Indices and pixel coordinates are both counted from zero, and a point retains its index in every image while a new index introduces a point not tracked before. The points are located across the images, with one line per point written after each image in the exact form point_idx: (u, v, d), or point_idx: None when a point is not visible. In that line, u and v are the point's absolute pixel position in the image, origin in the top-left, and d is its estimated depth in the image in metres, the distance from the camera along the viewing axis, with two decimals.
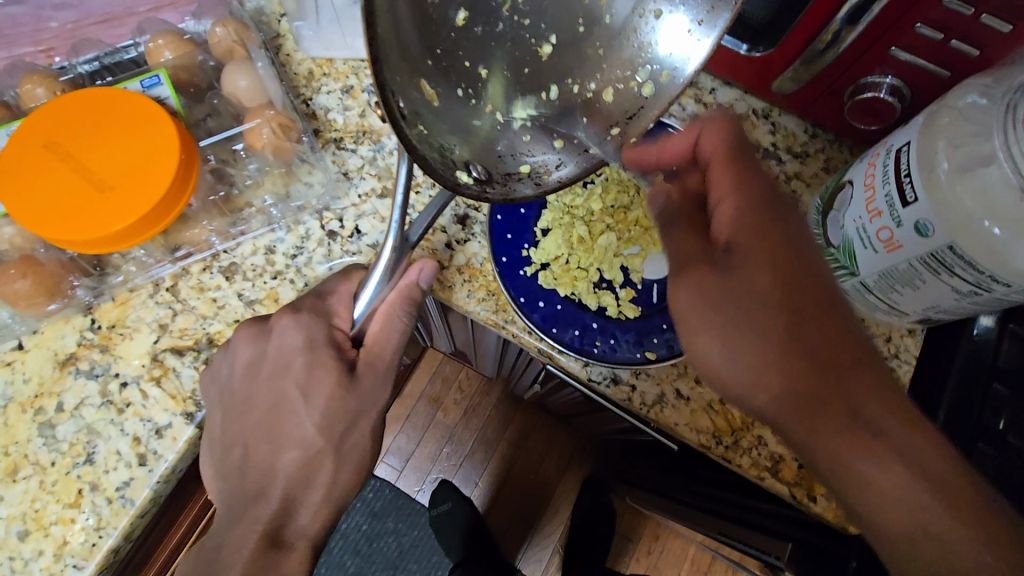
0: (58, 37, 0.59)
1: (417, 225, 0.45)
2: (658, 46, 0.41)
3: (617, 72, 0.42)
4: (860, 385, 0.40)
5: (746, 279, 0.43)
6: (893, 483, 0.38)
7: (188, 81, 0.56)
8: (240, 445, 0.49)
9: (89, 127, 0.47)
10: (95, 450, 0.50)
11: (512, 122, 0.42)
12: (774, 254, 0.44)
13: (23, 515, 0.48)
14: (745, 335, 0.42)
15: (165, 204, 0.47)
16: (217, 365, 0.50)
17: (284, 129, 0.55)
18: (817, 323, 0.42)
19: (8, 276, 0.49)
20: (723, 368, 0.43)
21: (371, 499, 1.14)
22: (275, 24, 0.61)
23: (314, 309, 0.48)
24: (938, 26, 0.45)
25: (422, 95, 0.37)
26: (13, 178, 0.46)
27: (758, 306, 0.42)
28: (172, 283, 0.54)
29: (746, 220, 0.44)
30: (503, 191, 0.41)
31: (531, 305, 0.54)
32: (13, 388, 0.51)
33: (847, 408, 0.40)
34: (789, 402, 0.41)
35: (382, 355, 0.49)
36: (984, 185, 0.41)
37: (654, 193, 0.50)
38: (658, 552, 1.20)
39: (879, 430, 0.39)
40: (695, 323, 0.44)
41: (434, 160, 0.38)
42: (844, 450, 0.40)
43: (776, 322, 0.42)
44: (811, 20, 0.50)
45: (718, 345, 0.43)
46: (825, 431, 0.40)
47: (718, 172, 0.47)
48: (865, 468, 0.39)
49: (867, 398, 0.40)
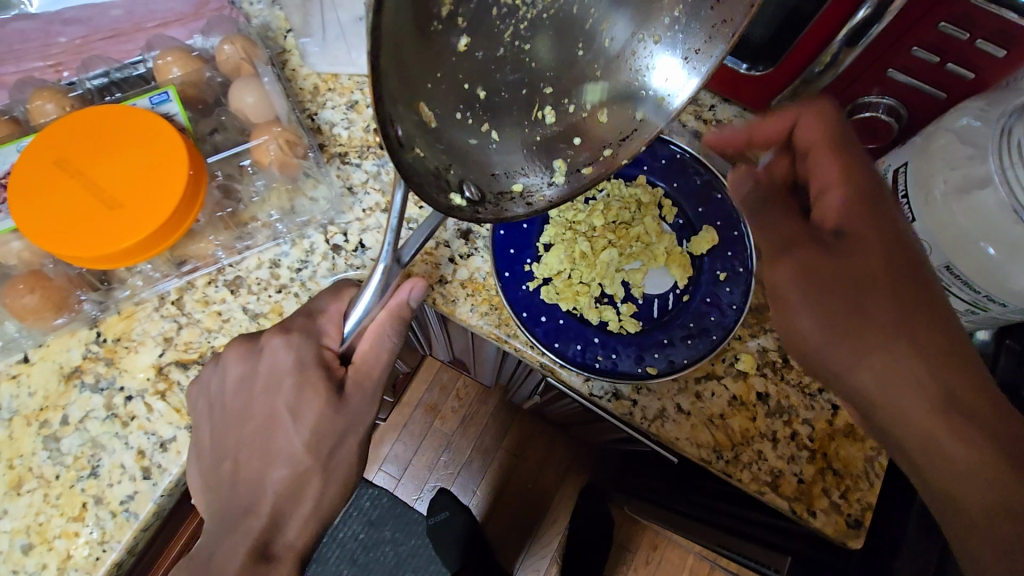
0: (67, 52, 0.60)
1: (409, 245, 0.43)
2: (654, 72, 0.42)
3: (612, 94, 0.43)
4: (958, 370, 0.40)
5: (856, 260, 0.44)
6: (984, 468, 0.37)
7: (195, 97, 0.57)
8: (233, 458, 0.49)
9: (98, 144, 0.48)
10: (99, 463, 0.50)
11: (506, 139, 0.43)
12: (884, 242, 0.44)
13: (27, 528, 0.49)
14: (842, 310, 0.43)
15: (172, 222, 0.47)
16: (207, 377, 0.50)
17: (290, 145, 0.55)
18: (922, 307, 0.42)
19: (16, 291, 0.49)
20: (815, 341, 0.44)
21: (370, 507, 1.10)
22: (281, 40, 0.62)
23: (305, 329, 0.49)
24: (933, 49, 0.46)
25: (420, 118, 0.37)
26: (23, 193, 0.46)
27: (864, 282, 0.43)
28: (178, 296, 0.54)
29: (852, 215, 0.45)
30: (493, 212, 0.42)
31: (534, 320, 0.54)
32: (18, 401, 0.51)
33: (943, 389, 0.40)
34: (888, 379, 0.41)
35: (370, 372, 0.49)
36: (978, 207, 0.42)
37: (737, 179, 0.51)
38: (657, 561, 1.20)
39: (973, 412, 0.39)
40: (794, 295, 0.45)
41: (427, 184, 0.38)
42: (940, 434, 0.39)
43: (882, 305, 0.43)
44: (813, 38, 0.51)
45: (816, 317, 0.44)
46: (921, 406, 0.40)
47: (824, 162, 0.48)
48: (949, 443, 0.38)
49: (963, 385, 0.40)
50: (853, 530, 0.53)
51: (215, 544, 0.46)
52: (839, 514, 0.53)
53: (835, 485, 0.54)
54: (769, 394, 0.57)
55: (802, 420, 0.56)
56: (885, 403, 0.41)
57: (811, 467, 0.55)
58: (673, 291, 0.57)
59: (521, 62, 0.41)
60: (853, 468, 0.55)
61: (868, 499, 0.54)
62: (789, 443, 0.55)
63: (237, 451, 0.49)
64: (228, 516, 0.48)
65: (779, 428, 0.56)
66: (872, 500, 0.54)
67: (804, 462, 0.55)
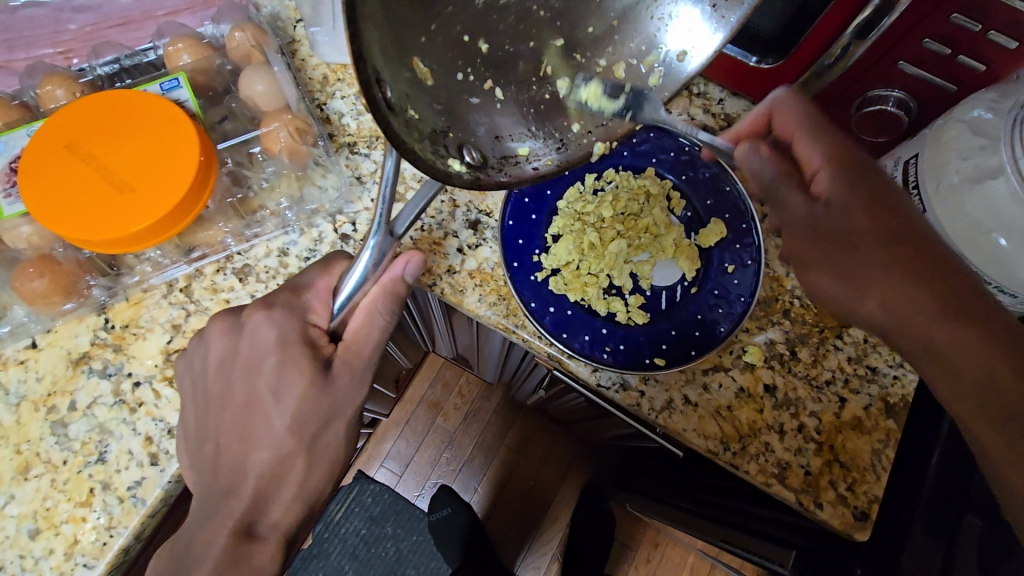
0: (78, 39, 0.60)
1: (403, 217, 0.43)
2: (671, 27, 0.42)
3: (631, 48, 0.43)
4: (953, 276, 0.45)
5: (856, 218, 0.48)
6: (970, 358, 0.43)
7: (205, 84, 0.57)
8: (215, 442, 0.48)
9: (109, 129, 0.48)
10: (107, 449, 0.50)
11: (509, 99, 0.42)
12: (864, 197, 0.48)
13: (34, 513, 0.48)
14: (843, 264, 0.48)
15: (183, 206, 0.47)
16: (192, 354, 0.50)
17: (300, 132, 0.55)
18: (908, 242, 0.46)
19: (27, 274, 0.49)
20: (836, 298, 0.49)
21: (371, 503, 1.14)
22: (291, 30, 0.62)
23: (288, 305, 0.48)
24: (945, 41, 0.45)
25: (415, 74, 0.36)
26: (33, 176, 0.46)
27: (860, 246, 0.47)
28: (186, 284, 0.54)
29: (841, 183, 0.48)
30: (495, 176, 0.40)
31: (542, 310, 0.54)
32: (26, 386, 0.51)
33: (934, 299, 0.45)
34: (897, 306, 0.46)
35: (360, 351, 0.49)
36: (990, 199, 0.44)
37: (745, 153, 0.49)
38: (658, 560, 1.20)
39: (967, 314, 0.44)
40: (812, 264, 0.50)
41: (422, 147, 0.36)
42: (940, 340, 0.44)
43: (881, 249, 0.47)
44: (827, 24, 0.50)
45: (833, 280, 0.49)
46: (924, 320, 0.45)
47: (806, 150, 0.50)
48: (948, 347, 0.44)
49: (956, 288, 0.45)
50: (860, 522, 0.53)
51: (197, 527, 0.47)
52: (846, 507, 0.53)
53: (842, 477, 0.54)
54: (776, 387, 0.56)
55: (809, 412, 0.56)
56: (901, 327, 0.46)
57: (818, 459, 0.55)
58: (681, 282, 0.57)
59: (526, 9, 0.40)
60: (860, 461, 0.55)
61: (874, 492, 0.54)
62: (796, 435, 0.55)
63: (220, 434, 0.49)
64: (231, 494, 0.48)
65: (786, 420, 0.56)
66: (878, 493, 0.54)
67: (811, 455, 0.55)
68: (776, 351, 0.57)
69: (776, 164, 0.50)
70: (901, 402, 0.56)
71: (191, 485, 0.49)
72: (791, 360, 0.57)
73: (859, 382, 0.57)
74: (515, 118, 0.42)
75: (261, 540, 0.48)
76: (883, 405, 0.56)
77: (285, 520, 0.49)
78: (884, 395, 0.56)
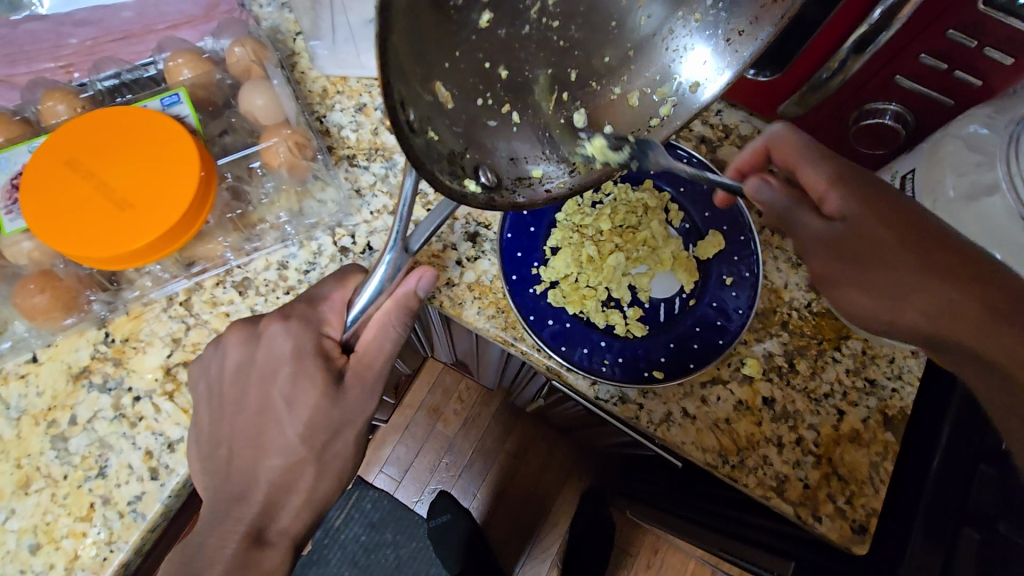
0: (78, 53, 0.61)
1: (418, 234, 0.43)
2: (686, 61, 0.43)
3: (646, 74, 0.44)
4: (992, 277, 0.44)
5: (880, 229, 0.47)
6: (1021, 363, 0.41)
7: (206, 99, 0.57)
8: (228, 446, 0.49)
9: (110, 145, 0.48)
10: (107, 463, 0.50)
11: (525, 123, 0.42)
12: (882, 208, 0.47)
13: (35, 528, 0.49)
14: (874, 279, 0.47)
15: (183, 224, 0.48)
16: (209, 359, 0.50)
17: (299, 147, 0.55)
18: (933, 250, 0.46)
19: (27, 290, 0.49)
20: (875, 312, 0.47)
21: (371, 509, 1.10)
22: (290, 42, 0.62)
23: (304, 316, 0.49)
24: (941, 57, 0.45)
25: (436, 99, 0.36)
26: (33, 193, 0.47)
27: (886, 257, 0.47)
28: (186, 297, 0.54)
29: (856, 201, 0.48)
30: (510, 197, 0.41)
31: (541, 324, 0.54)
32: (27, 401, 0.51)
33: (980, 301, 0.43)
34: (938, 314, 0.45)
35: (372, 364, 0.49)
36: (986, 213, 0.45)
37: (757, 187, 0.49)
38: (658, 566, 1.20)
39: (1012, 314, 0.43)
40: (840, 280, 0.49)
41: (440, 168, 0.36)
42: (989, 344, 0.43)
43: (914, 258, 0.46)
44: (826, 37, 0.49)
45: (864, 294, 0.48)
46: (968, 325, 0.43)
47: (812, 177, 0.50)
48: (996, 351, 0.42)
49: (994, 290, 0.43)
50: (858, 535, 0.53)
51: (207, 530, 0.47)
52: (844, 520, 0.53)
53: (840, 490, 0.54)
54: (775, 399, 0.57)
55: (808, 425, 0.56)
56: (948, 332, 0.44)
57: (816, 472, 0.55)
58: (680, 295, 0.57)
59: (547, 40, 0.41)
60: (858, 474, 0.55)
61: (873, 505, 0.54)
62: (794, 448, 0.55)
63: (233, 439, 0.49)
64: (242, 499, 0.48)
65: (785, 433, 0.56)
66: (877, 506, 0.54)
67: (810, 468, 0.55)
68: (774, 363, 0.58)
69: (788, 194, 0.50)
70: (899, 413, 0.56)
71: (200, 488, 0.49)
72: (789, 372, 0.57)
73: (858, 394, 0.57)
74: (532, 141, 0.42)
75: (273, 546, 0.48)
76: (881, 417, 0.56)
77: (282, 536, 0.49)
78: (882, 408, 0.57)
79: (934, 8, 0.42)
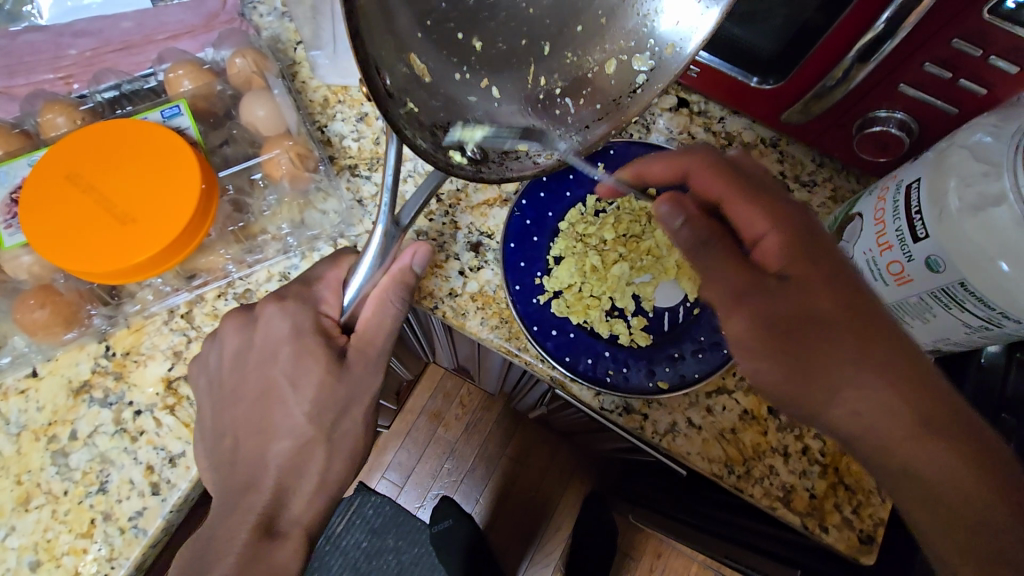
0: (78, 64, 0.60)
1: (408, 209, 0.44)
2: (664, 15, 0.39)
3: (621, 42, 0.41)
4: (936, 385, 0.41)
5: (815, 294, 0.44)
6: (947, 480, 0.38)
7: (206, 110, 0.57)
8: (231, 436, 0.48)
9: (111, 159, 0.48)
10: (108, 479, 0.50)
11: (506, 97, 0.42)
12: (851, 277, 0.44)
13: (35, 545, 0.48)
14: (807, 358, 0.43)
15: (182, 238, 0.47)
16: (205, 356, 0.50)
17: (301, 158, 0.55)
18: (877, 332, 0.42)
19: (27, 305, 0.49)
20: (778, 385, 0.44)
21: (371, 515, 1.08)
22: (291, 52, 0.62)
23: (299, 296, 0.49)
24: (945, 65, 0.45)
25: (413, 71, 0.36)
26: (32, 207, 0.46)
27: (827, 328, 0.43)
28: (187, 310, 0.54)
29: (794, 255, 0.46)
30: (499, 170, 0.41)
31: (544, 334, 0.54)
32: (27, 416, 0.51)
33: (921, 415, 0.40)
34: (877, 416, 0.41)
35: (373, 340, 0.49)
36: (990, 223, 0.39)
37: (671, 210, 0.48)
38: (660, 571, 1.19)
39: (948, 433, 0.39)
40: (754, 348, 0.45)
41: (424, 139, 0.37)
42: (925, 465, 0.39)
43: (853, 335, 0.42)
44: (828, 49, 0.49)
45: (779, 367, 0.44)
46: (906, 443, 0.40)
47: (745, 213, 0.49)
48: (927, 469, 0.39)
49: (934, 404, 0.40)
50: (865, 545, 0.53)
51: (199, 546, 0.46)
52: (851, 530, 0.53)
53: (846, 501, 0.54)
54: None
55: (813, 434, 0.56)
56: (858, 424, 0.41)
57: (823, 482, 0.54)
58: (683, 304, 0.57)
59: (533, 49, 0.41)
60: (865, 483, 0.54)
61: (879, 514, 0.53)
62: (800, 457, 0.55)
63: (235, 428, 0.48)
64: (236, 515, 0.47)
65: (790, 442, 0.55)
66: (884, 516, 0.53)
67: (816, 477, 0.54)
68: None
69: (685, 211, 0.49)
70: None
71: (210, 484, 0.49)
72: None
73: None
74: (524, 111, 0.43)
75: None
76: None
77: None
78: None
79: (944, 13, 0.41)
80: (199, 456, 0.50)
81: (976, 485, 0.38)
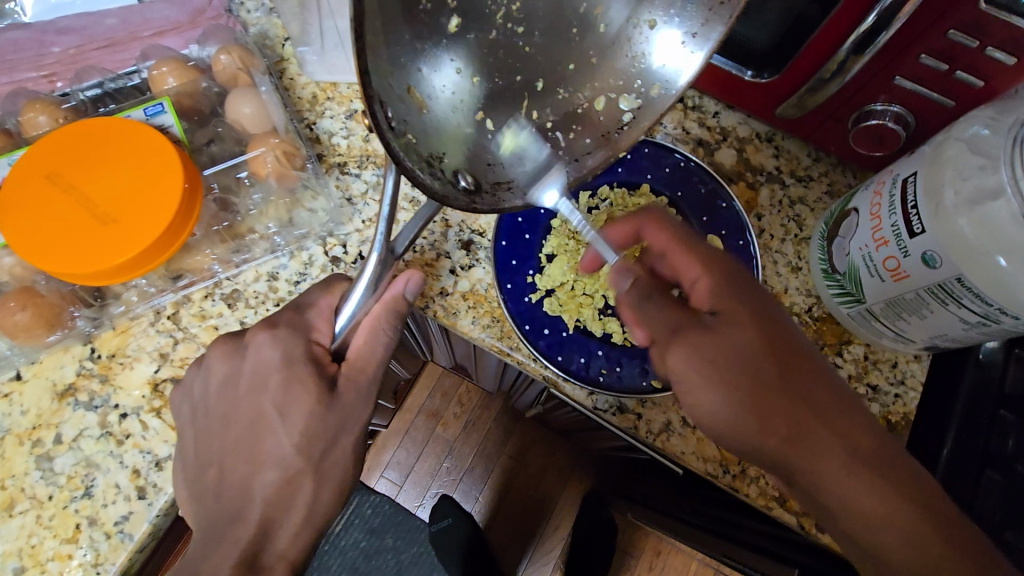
0: (61, 62, 0.60)
1: (403, 236, 0.43)
2: (653, 57, 0.41)
3: (610, 81, 0.42)
4: (854, 420, 0.44)
5: (729, 334, 0.44)
6: (882, 508, 0.41)
7: (191, 107, 0.56)
8: (217, 465, 0.47)
9: (91, 159, 0.47)
10: (93, 483, 0.49)
11: (501, 127, 0.41)
12: (751, 311, 0.46)
13: (19, 551, 0.47)
14: (739, 388, 0.43)
15: (165, 239, 0.46)
16: (189, 383, 0.49)
17: (288, 156, 0.54)
18: (793, 366, 0.44)
19: (8, 308, 0.48)
20: (725, 419, 0.44)
21: (370, 515, 1.02)
22: (279, 48, 0.61)
23: (292, 324, 0.48)
24: (941, 57, 0.44)
25: (410, 102, 0.36)
26: (12, 207, 0.45)
27: (748, 363, 0.44)
28: (174, 310, 0.53)
29: (721, 293, 0.46)
30: (492, 203, 0.39)
31: (536, 333, 0.53)
32: (10, 419, 0.50)
33: (845, 445, 0.43)
34: (800, 444, 0.43)
35: (365, 368, 0.48)
36: (989, 220, 0.39)
37: (622, 272, 0.47)
38: (659, 568, 1.19)
39: (879, 466, 0.42)
40: (700, 382, 0.44)
41: (420, 167, 0.36)
42: (851, 489, 0.42)
43: (774, 373, 0.44)
44: (824, 39, 0.48)
45: (721, 399, 0.44)
46: (834, 471, 0.42)
47: (683, 260, 0.48)
48: (852, 499, 0.42)
49: (859, 432, 0.43)
50: None
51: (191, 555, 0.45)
52: None
53: None
54: None
55: None
56: (799, 459, 0.43)
57: None
58: None
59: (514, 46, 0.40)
60: None
61: None
62: None
63: (221, 459, 0.47)
64: (218, 521, 0.46)
65: None
66: None
67: None
68: None
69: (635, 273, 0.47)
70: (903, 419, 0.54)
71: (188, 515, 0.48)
72: None
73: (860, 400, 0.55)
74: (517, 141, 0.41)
75: None
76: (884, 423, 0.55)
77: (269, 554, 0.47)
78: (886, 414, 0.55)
79: (938, 5, 0.41)
80: (180, 492, 0.48)
81: (904, 507, 0.41)
